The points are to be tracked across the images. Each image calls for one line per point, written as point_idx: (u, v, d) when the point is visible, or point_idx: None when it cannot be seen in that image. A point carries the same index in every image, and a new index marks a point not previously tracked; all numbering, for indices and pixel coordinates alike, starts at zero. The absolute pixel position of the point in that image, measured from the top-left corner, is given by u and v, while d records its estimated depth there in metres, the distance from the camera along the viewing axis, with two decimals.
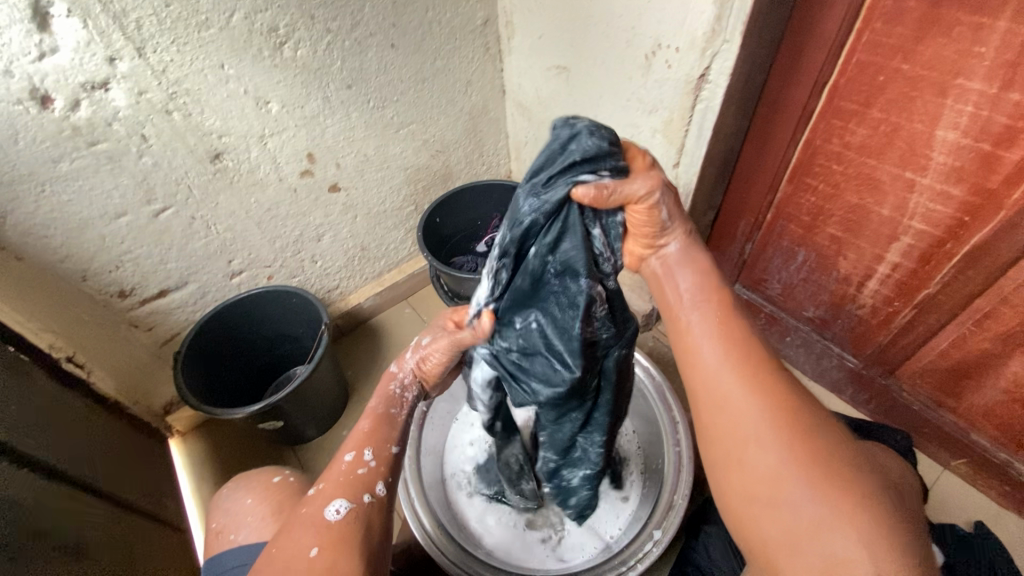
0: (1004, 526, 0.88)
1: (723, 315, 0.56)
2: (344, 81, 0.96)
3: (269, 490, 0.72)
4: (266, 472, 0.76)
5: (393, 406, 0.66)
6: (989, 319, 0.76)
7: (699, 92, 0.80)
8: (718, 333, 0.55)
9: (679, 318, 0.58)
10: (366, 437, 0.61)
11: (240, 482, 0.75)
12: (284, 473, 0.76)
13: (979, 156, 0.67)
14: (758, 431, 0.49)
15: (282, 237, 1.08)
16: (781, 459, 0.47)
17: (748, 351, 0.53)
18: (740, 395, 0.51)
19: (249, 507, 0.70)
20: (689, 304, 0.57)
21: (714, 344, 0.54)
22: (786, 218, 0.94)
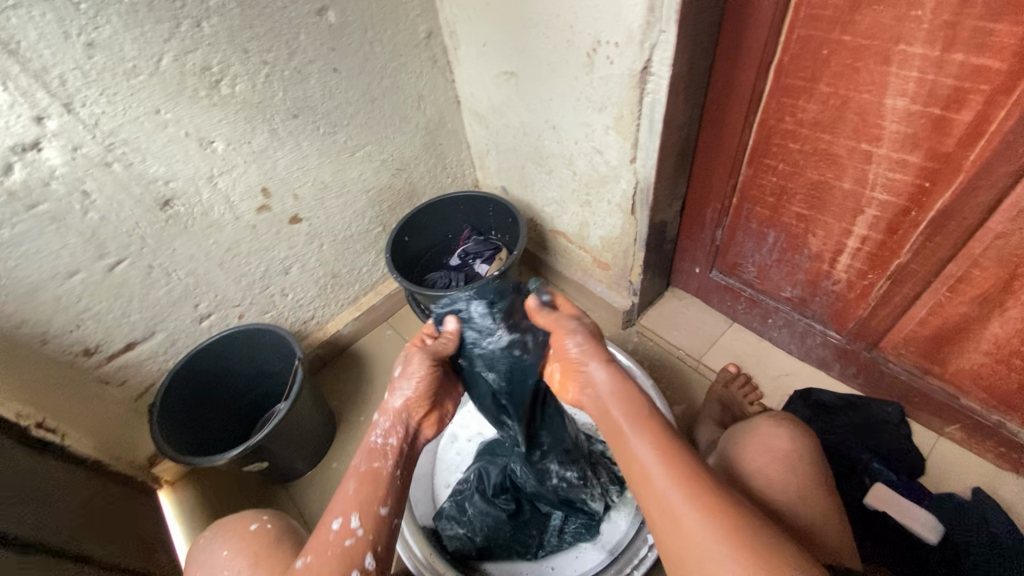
0: (1005, 490, 0.87)
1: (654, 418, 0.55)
2: (289, 111, 0.94)
3: (245, 539, 0.70)
4: (242, 518, 0.73)
5: (376, 458, 0.62)
6: (963, 284, 0.75)
7: (644, 84, 0.78)
8: (648, 442, 0.53)
9: (620, 438, 0.55)
10: (354, 499, 0.58)
11: (217, 531, 0.73)
12: (261, 519, 0.73)
13: (931, 121, 0.65)
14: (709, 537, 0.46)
15: (248, 275, 1.06)
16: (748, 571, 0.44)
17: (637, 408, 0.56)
18: (680, 504, 0.48)
19: (225, 559, 0.68)
20: (625, 426, 0.55)
21: (656, 460, 0.51)
22: (751, 200, 0.92)
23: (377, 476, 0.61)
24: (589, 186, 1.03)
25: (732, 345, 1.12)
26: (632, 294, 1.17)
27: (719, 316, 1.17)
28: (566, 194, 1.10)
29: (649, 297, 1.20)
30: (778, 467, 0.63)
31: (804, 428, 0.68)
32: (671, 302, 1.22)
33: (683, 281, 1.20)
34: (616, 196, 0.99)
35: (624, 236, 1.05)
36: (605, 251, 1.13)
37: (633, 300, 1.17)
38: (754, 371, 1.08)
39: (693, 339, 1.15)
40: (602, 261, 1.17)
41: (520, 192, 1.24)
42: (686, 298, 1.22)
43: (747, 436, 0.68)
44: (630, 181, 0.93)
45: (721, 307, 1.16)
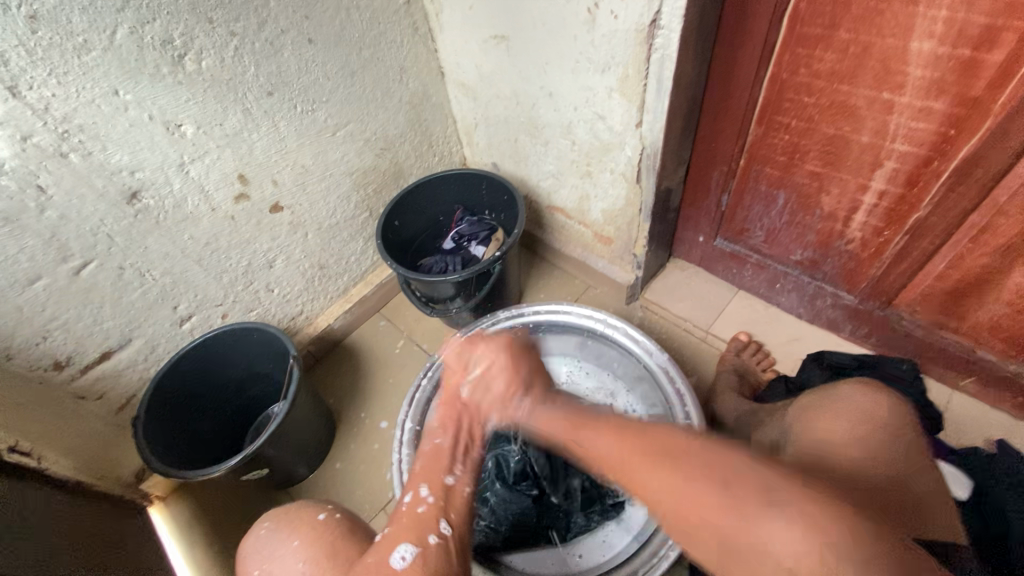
0: (1021, 438, 0.87)
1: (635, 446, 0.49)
2: (262, 88, 0.86)
3: (315, 530, 0.61)
4: (308, 508, 0.65)
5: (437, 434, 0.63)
6: (986, 234, 0.73)
7: (652, 40, 0.73)
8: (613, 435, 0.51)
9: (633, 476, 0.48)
10: (422, 473, 0.59)
11: (279, 522, 0.63)
12: (330, 509, 0.65)
13: (959, 64, 0.62)
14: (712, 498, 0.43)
15: (229, 271, 0.98)
16: (779, 517, 0.40)
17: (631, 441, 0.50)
18: (667, 479, 0.45)
19: (297, 550, 0.60)
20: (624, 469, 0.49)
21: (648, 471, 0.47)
22: (760, 161, 0.89)
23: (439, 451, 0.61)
24: (589, 156, 0.98)
25: (740, 313, 1.10)
26: (636, 267, 1.13)
27: (724, 284, 1.15)
28: (564, 166, 1.05)
29: (652, 270, 1.16)
30: (869, 432, 0.60)
31: (890, 390, 0.65)
32: (674, 273, 1.19)
33: (686, 251, 1.17)
34: (620, 164, 0.94)
35: (628, 206, 1.01)
36: (607, 224, 1.09)
37: (637, 273, 1.14)
38: (764, 338, 1.06)
39: (700, 309, 1.13)
40: (603, 235, 1.12)
41: (512, 167, 1.18)
42: (689, 269, 1.19)
43: (826, 399, 0.66)
44: (635, 147, 0.89)
45: (726, 275, 1.14)
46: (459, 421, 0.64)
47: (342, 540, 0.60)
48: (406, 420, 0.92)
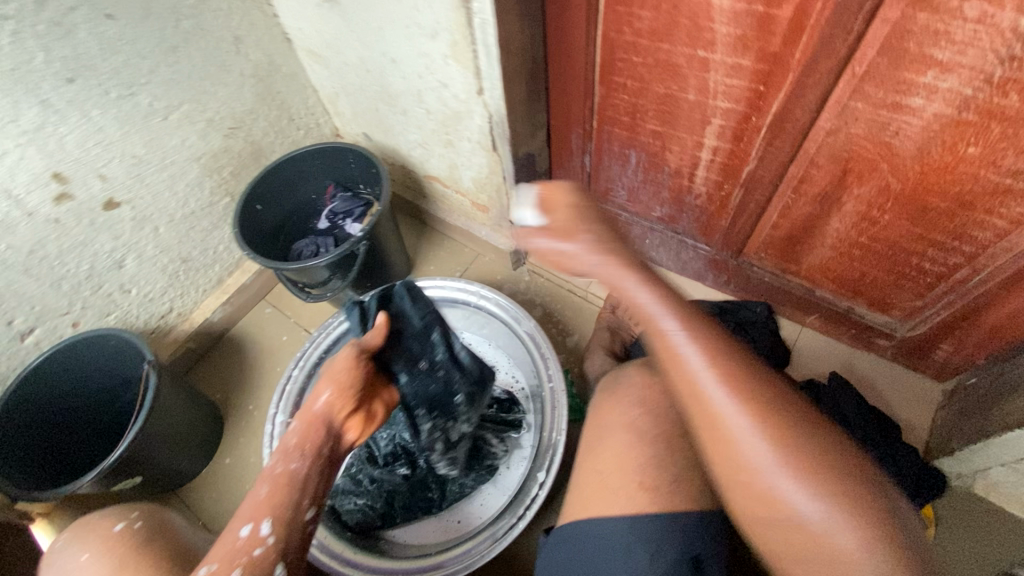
0: (856, 367, 0.95)
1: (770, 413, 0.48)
2: (59, 75, 0.77)
3: (110, 543, 0.59)
4: (112, 516, 0.63)
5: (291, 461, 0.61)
6: (804, 185, 0.76)
7: (469, 4, 0.70)
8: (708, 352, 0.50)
9: (725, 442, 0.49)
10: (267, 505, 0.57)
11: (73, 536, 0.61)
12: (129, 518, 0.62)
13: (756, 20, 0.62)
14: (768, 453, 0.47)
15: (69, 278, 0.91)
16: (815, 509, 0.46)
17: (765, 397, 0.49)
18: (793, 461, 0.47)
19: (83, 568, 0.58)
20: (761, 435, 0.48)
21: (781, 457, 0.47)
22: (609, 121, 0.88)
23: (293, 480, 0.60)
24: (446, 124, 0.94)
25: None
26: (515, 233, 1.13)
27: None
28: (427, 136, 1.01)
29: None
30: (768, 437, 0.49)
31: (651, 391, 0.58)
32: None
33: None
34: (474, 132, 0.91)
35: (492, 175, 0.99)
36: (479, 193, 1.07)
37: (517, 239, 1.14)
38: None
39: None
40: (479, 204, 1.11)
41: (382, 138, 1.13)
42: None
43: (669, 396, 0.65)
44: (483, 115, 0.86)
45: None
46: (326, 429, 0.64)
47: (133, 551, 0.58)
48: (276, 413, 0.89)
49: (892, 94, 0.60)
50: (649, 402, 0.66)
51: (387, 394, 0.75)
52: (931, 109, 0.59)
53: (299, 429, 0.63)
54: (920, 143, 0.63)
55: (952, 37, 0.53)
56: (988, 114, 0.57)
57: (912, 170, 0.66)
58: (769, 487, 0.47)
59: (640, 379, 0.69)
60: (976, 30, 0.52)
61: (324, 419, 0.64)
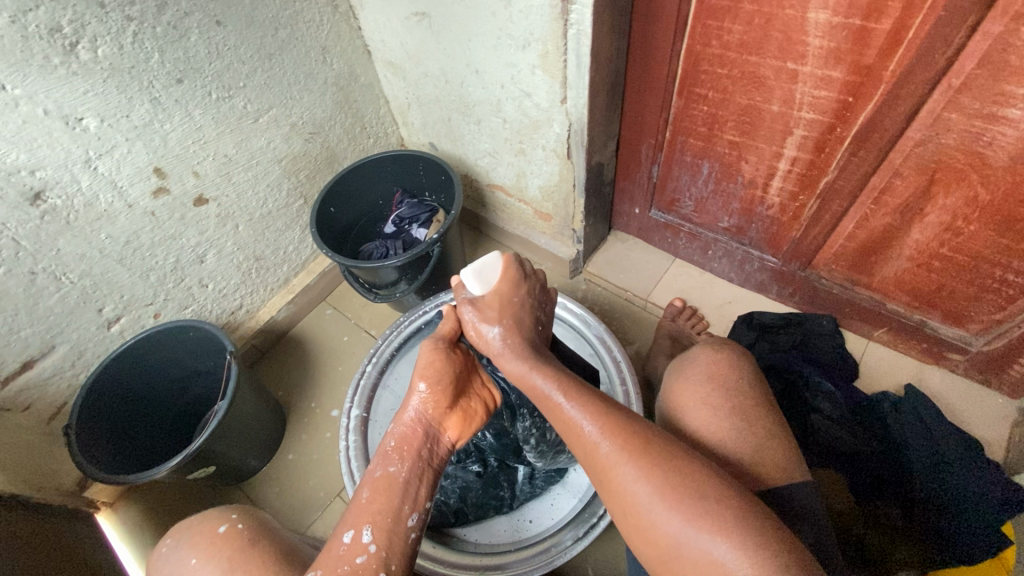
0: (927, 381, 0.95)
1: (638, 446, 0.52)
2: (170, 75, 0.82)
3: (214, 544, 0.61)
4: (212, 519, 0.64)
5: (391, 463, 0.57)
6: (886, 195, 0.78)
7: (567, 15, 0.73)
8: (589, 414, 0.55)
9: (612, 474, 0.52)
10: (369, 510, 0.53)
11: (179, 539, 0.64)
12: (231, 519, 0.63)
13: (853, 33, 0.65)
14: (654, 501, 0.49)
15: (155, 269, 0.94)
16: (727, 549, 0.46)
17: (631, 432, 0.53)
18: (645, 489, 0.50)
19: (195, 570, 0.60)
20: (613, 458, 0.52)
21: (640, 480, 0.50)
22: (684, 132, 0.91)
23: (393, 483, 0.56)
24: (521, 133, 0.98)
25: (676, 280, 1.14)
26: (576, 242, 1.15)
27: (662, 254, 1.18)
28: (499, 144, 1.04)
29: (593, 243, 1.19)
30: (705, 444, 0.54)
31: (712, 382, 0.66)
32: (614, 245, 1.22)
33: (624, 223, 1.20)
34: (550, 141, 0.95)
35: (562, 183, 1.02)
36: (545, 201, 1.10)
37: (577, 247, 1.16)
38: (699, 303, 1.11)
39: (639, 278, 1.16)
40: (543, 212, 1.13)
41: (450, 147, 1.17)
42: (628, 240, 1.22)
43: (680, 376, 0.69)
44: (563, 124, 0.90)
45: (663, 245, 1.17)
46: (426, 432, 0.62)
47: (243, 552, 0.59)
48: (351, 407, 0.92)
49: (989, 105, 0.62)
50: (717, 378, 0.66)
51: (484, 392, 0.72)
52: None
53: (399, 432, 0.61)
54: (1015, 154, 0.64)
55: None
56: None
57: (1003, 180, 0.67)
58: (659, 528, 0.49)
59: (704, 357, 0.70)
60: None
61: (424, 425, 0.62)
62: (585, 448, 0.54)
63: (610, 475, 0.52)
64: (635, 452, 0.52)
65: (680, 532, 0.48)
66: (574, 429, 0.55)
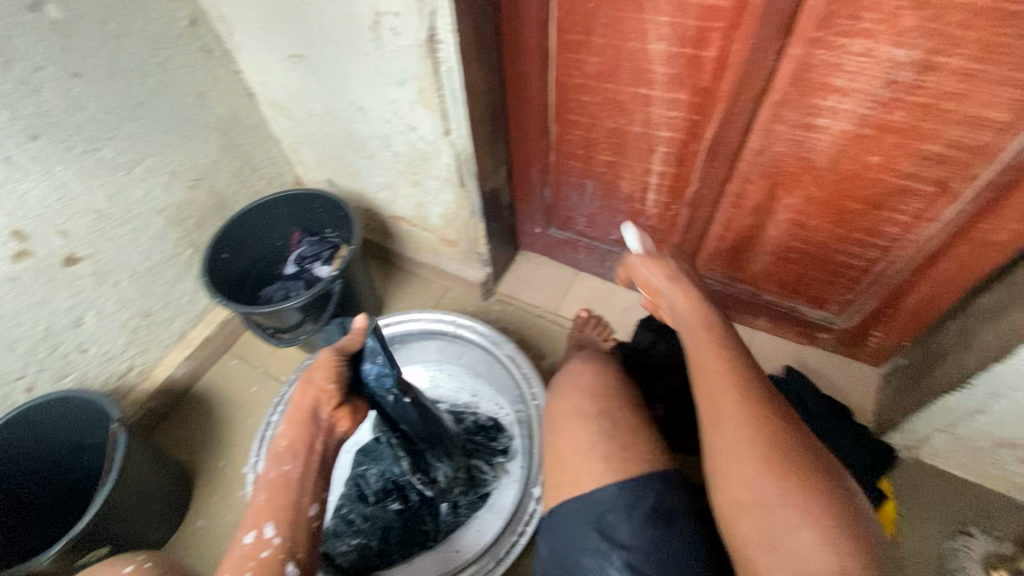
0: (805, 361, 1.05)
1: (761, 409, 0.54)
2: (22, 132, 0.77)
3: None
4: (115, 562, 0.60)
5: (285, 462, 0.58)
6: (741, 199, 0.87)
7: (436, 54, 0.77)
8: (735, 373, 0.56)
9: (726, 446, 0.53)
10: (266, 510, 0.55)
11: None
12: (137, 561, 0.59)
13: (688, 61, 0.73)
14: (761, 470, 0.51)
15: (22, 339, 0.86)
16: (809, 530, 0.48)
17: (743, 405, 0.54)
18: (755, 462, 0.51)
19: None
20: (749, 417, 0.53)
21: (760, 439, 0.52)
22: (565, 155, 0.97)
23: (290, 480, 0.58)
24: (413, 165, 1.00)
25: (582, 292, 1.20)
26: (484, 265, 1.18)
27: (566, 269, 1.24)
28: (394, 177, 1.06)
29: (499, 265, 1.22)
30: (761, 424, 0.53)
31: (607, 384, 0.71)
32: (521, 264, 1.26)
33: (528, 242, 1.25)
34: (441, 171, 0.97)
35: (460, 210, 1.05)
36: (447, 228, 1.12)
37: (485, 270, 1.18)
38: (604, 312, 1.17)
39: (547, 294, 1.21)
40: (447, 239, 1.15)
41: (347, 183, 1.16)
42: (534, 258, 1.26)
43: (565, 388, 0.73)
44: (450, 154, 0.93)
45: (566, 260, 1.23)
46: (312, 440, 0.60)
47: None
48: (257, 461, 0.88)
49: (805, 117, 0.72)
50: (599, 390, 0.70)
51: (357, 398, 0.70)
52: (837, 127, 0.71)
53: (288, 431, 0.60)
54: (833, 156, 0.74)
55: (845, 69, 0.65)
56: (882, 128, 0.68)
57: (829, 179, 0.77)
58: (755, 507, 0.51)
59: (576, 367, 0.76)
60: (863, 62, 0.64)
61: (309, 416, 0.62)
62: (716, 419, 0.55)
63: (722, 449, 0.54)
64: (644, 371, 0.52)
65: (768, 512, 0.50)
66: (717, 391, 0.56)
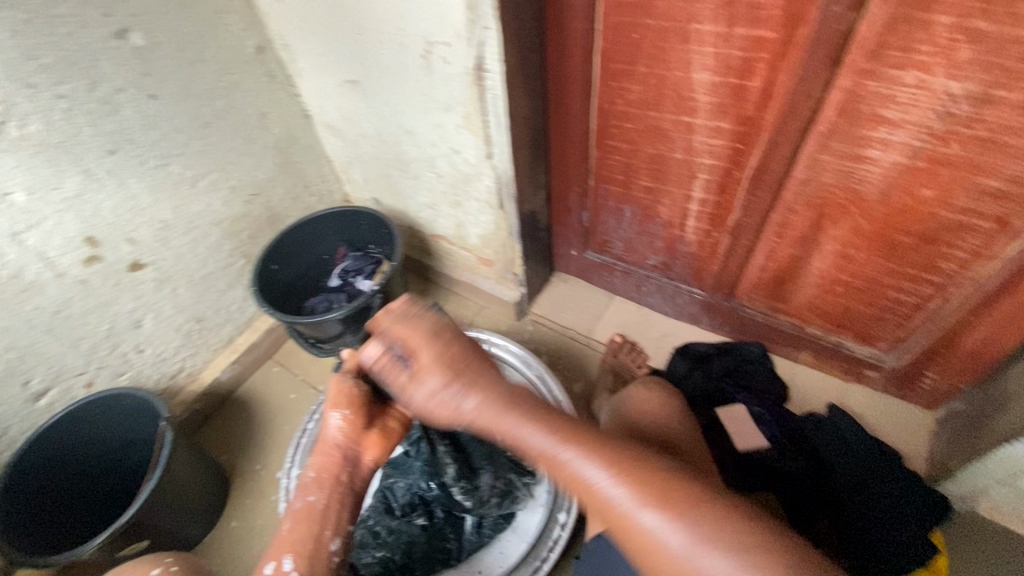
0: (850, 399, 1.00)
1: (666, 488, 0.50)
2: (103, 147, 0.84)
3: None
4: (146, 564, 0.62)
5: (309, 494, 0.63)
6: (785, 229, 0.85)
7: (482, 81, 0.80)
8: (597, 459, 0.53)
9: (625, 522, 0.50)
10: (290, 540, 0.60)
11: None
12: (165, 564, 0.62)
13: (732, 90, 0.73)
14: (691, 545, 0.47)
15: (88, 337, 0.93)
16: None
17: (646, 487, 0.50)
18: (664, 539, 0.48)
19: None
20: (636, 505, 0.50)
21: (654, 526, 0.49)
22: (605, 180, 0.98)
23: (312, 511, 0.62)
24: (455, 186, 1.03)
25: (616, 317, 1.19)
26: (519, 285, 1.19)
27: (602, 292, 1.23)
28: (436, 197, 1.09)
29: (534, 286, 1.23)
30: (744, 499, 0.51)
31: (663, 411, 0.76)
32: (557, 286, 1.26)
33: (564, 264, 1.25)
34: (482, 192, 1.00)
35: (498, 231, 1.07)
36: (485, 248, 1.14)
37: (521, 290, 1.19)
38: (638, 338, 1.15)
39: (581, 317, 1.20)
40: (484, 258, 1.17)
41: (391, 201, 1.21)
42: (569, 281, 1.27)
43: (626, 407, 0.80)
44: (491, 177, 0.95)
45: (601, 284, 1.22)
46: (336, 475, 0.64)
47: None
48: (291, 466, 0.90)
49: (854, 148, 0.70)
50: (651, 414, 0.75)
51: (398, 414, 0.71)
52: (888, 159, 0.69)
53: (314, 464, 0.65)
54: (883, 188, 0.72)
55: (897, 100, 0.63)
56: (937, 161, 0.66)
57: (879, 211, 0.75)
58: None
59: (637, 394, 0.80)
60: (916, 94, 0.62)
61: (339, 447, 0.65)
62: (603, 501, 0.51)
63: (634, 528, 0.49)
64: (635, 478, 0.51)
65: None
66: (597, 484, 0.52)
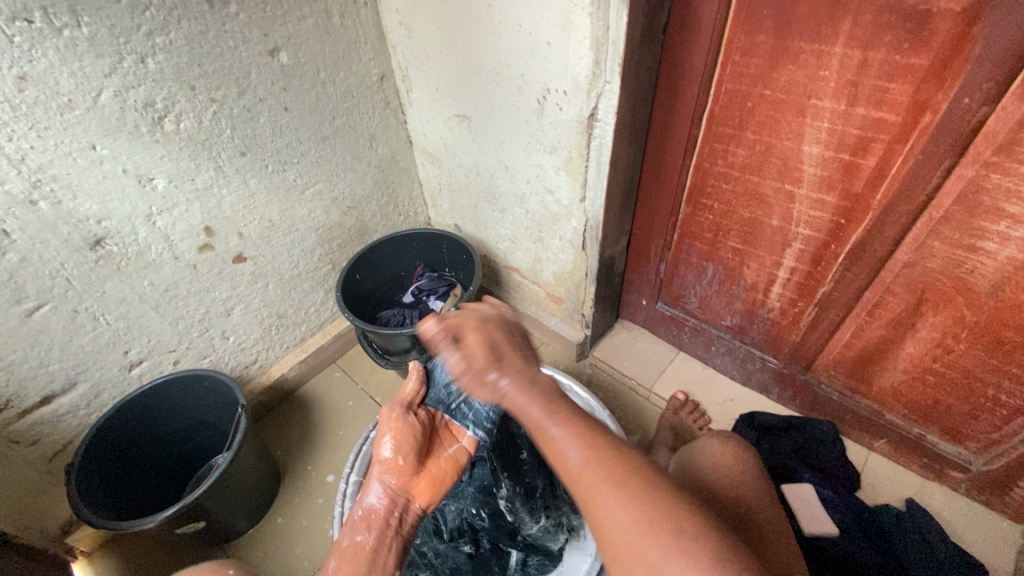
0: (929, 499, 0.94)
1: (631, 475, 0.46)
2: (236, 148, 0.92)
3: None
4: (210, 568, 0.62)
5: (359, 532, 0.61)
6: (879, 309, 0.83)
7: (591, 130, 0.84)
8: (576, 435, 0.48)
9: (593, 500, 0.46)
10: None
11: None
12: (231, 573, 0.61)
13: (842, 166, 0.74)
14: (638, 525, 0.44)
15: (185, 318, 0.99)
16: None
17: (615, 463, 0.47)
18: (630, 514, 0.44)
19: None
20: (597, 483, 0.46)
21: (621, 504, 0.45)
22: (690, 236, 0.99)
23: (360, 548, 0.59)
24: (541, 224, 1.06)
25: (680, 373, 1.17)
26: (585, 327, 1.20)
27: (666, 346, 1.22)
28: (519, 232, 1.13)
29: (600, 330, 1.23)
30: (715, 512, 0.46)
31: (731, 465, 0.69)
32: (621, 333, 1.26)
33: (631, 313, 1.26)
34: (568, 233, 1.03)
35: (575, 271, 1.09)
36: (557, 286, 1.16)
37: (586, 332, 1.20)
38: (702, 398, 1.13)
39: (643, 368, 1.19)
40: (555, 295, 1.19)
41: (473, 230, 1.26)
42: (634, 330, 1.26)
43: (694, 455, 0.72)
44: (580, 219, 0.98)
45: (667, 338, 1.22)
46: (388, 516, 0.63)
47: None
48: (350, 473, 0.92)
49: (968, 238, 0.69)
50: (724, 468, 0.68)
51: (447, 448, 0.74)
52: (1005, 253, 0.67)
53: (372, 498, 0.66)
54: (995, 281, 0.70)
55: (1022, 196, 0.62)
56: None
57: (987, 304, 0.72)
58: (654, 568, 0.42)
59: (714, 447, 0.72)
60: None
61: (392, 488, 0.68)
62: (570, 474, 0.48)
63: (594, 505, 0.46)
64: (658, 510, 0.44)
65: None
66: (564, 460, 0.48)
